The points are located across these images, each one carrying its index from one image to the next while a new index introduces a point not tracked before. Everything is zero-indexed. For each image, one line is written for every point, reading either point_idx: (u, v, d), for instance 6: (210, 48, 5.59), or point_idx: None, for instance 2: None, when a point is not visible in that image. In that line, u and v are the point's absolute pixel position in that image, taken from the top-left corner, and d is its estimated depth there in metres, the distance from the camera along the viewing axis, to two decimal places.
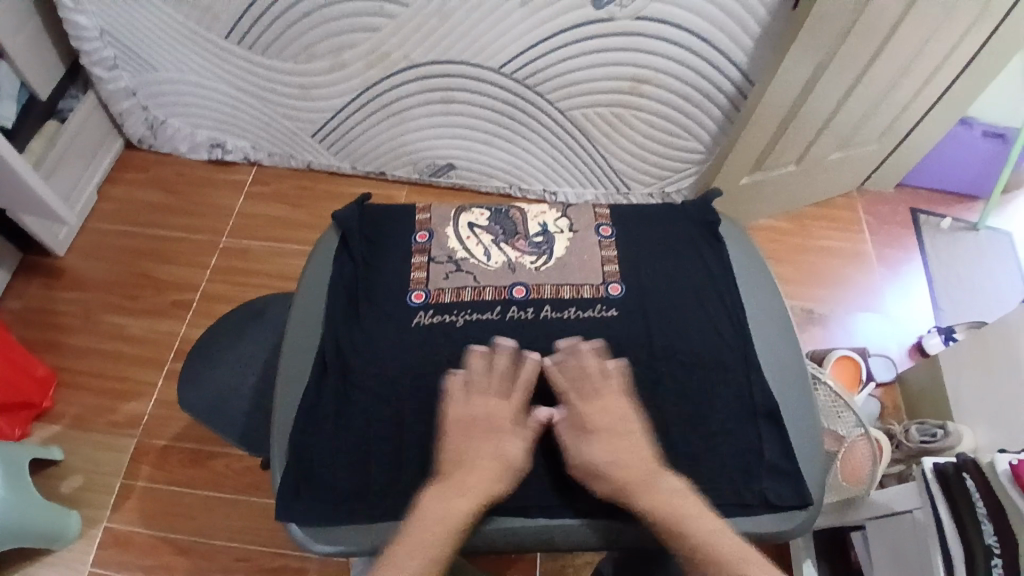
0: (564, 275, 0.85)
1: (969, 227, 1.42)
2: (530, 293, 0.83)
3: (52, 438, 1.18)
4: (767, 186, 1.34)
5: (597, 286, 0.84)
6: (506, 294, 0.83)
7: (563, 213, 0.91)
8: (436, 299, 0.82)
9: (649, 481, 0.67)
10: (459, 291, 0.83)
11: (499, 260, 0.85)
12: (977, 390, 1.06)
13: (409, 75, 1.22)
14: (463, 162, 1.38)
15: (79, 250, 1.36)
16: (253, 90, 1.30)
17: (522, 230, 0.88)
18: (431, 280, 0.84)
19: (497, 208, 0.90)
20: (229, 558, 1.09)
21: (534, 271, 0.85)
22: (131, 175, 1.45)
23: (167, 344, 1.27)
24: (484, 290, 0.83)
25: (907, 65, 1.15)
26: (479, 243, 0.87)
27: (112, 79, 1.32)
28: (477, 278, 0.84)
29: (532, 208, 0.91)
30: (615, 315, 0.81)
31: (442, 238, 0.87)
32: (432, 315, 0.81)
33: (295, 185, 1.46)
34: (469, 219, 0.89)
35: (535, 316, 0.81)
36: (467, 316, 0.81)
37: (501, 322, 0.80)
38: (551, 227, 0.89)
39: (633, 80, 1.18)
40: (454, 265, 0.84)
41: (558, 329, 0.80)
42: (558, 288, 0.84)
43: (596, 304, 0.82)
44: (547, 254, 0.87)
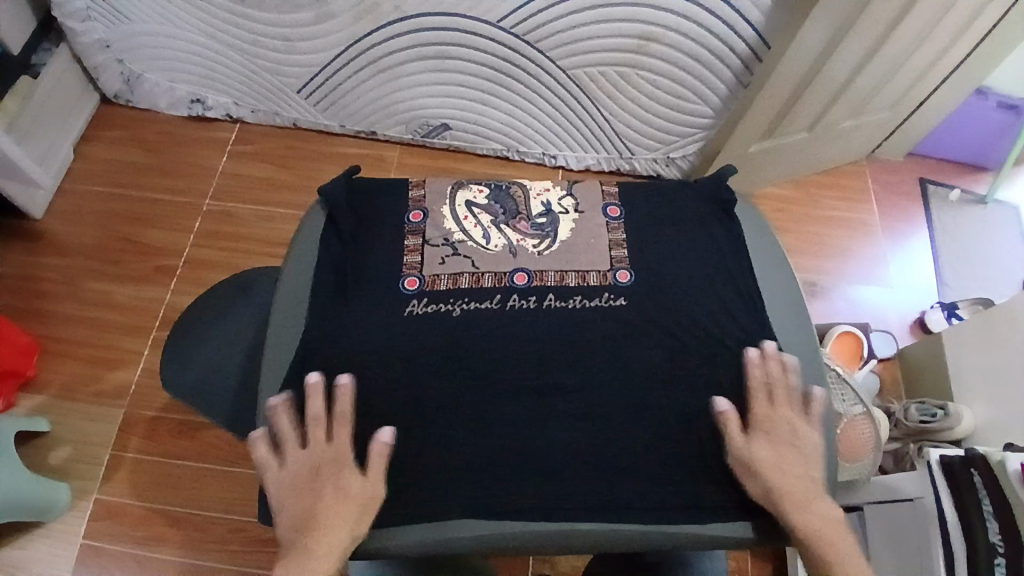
0: (568, 261, 0.81)
1: (977, 200, 1.39)
2: (533, 280, 0.78)
3: (37, 408, 1.15)
4: (776, 153, 1.29)
5: (604, 273, 0.80)
6: (507, 281, 0.78)
7: (567, 193, 0.87)
8: (431, 286, 0.77)
9: (807, 501, 0.68)
10: (457, 277, 0.78)
11: (499, 243, 0.81)
12: (979, 371, 1.04)
13: (402, 28, 1.14)
14: (458, 122, 1.32)
15: (56, 211, 1.30)
16: (235, 42, 1.22)
17: (524, 211, 0.84)
18: (426, 265, 0.79)
19: (497, 184, 0.87)
20: (224, 529, 1.08)
21: (536, 255, 0.81)
22: (108, 131, 1.37)
23: (152, 311, 1.23)
24: (483, 277, 0.78)
25: (929, 30, 1.09)
26: (478, 225, 0.83)
27: (87, 32, 1.23)
28: (475, 263, 0.80)
29: (534, 186, 0.87)
30: (625, 305, 0.77)
31: (438, 218, 0.83)
32: (426, 305, 0.76)
33: (281, 144, 1.39)
34: (467, 197, 0.85)
35: (538, 306, 0.76)
36: (465, 305, 0.76)
37: (502, 312, 0.76)
38: (554, 206, 0.85)
39: (641, 38, 1.12)
40: (451, 248, 0.80)
41: (564, 318, 0.76)
42: (562, 275, 0.79)
43: (603, 293, 0.78)
44: (550, 237, 0.83)
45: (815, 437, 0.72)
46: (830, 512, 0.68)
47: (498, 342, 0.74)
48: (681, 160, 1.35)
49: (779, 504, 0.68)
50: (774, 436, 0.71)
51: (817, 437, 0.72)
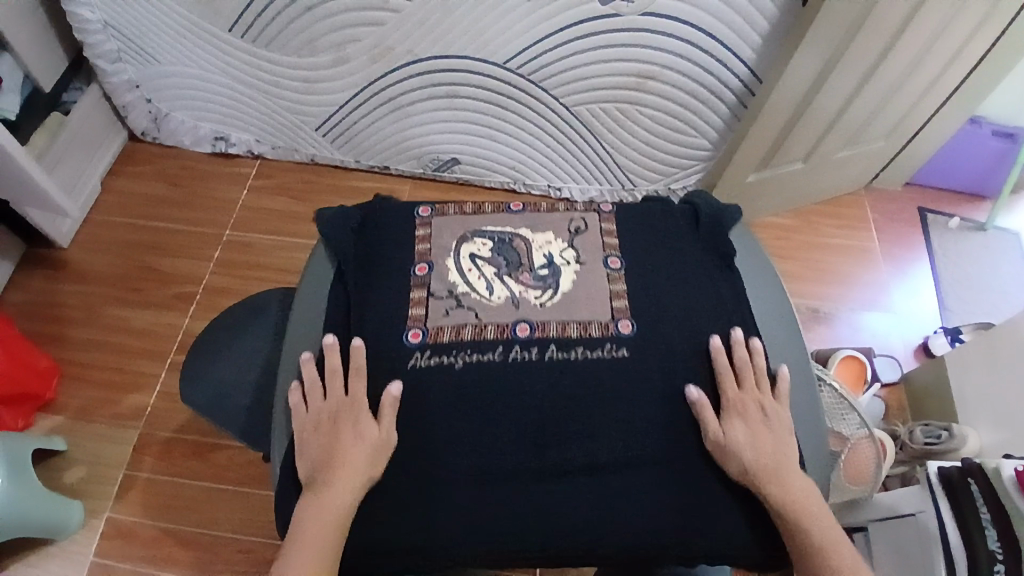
0: (570, 311, 0.75)
1: (977, 227, 1.41)
2: (535, 331, 0.72)
3: (55, 430, 1.18)
4: (775, 183, 1.32)
5: (606, 323, 0.73)
6: (509, 332, 0.72)
7: (570, 244, 0.81)
8: (434, 339, 0.72)
9: (783, 478, 0.67)
10: (460, 328, 0.73)
11: (502, 294, 0.75)
12: (982, 390, 1.05)
13: (412, 69, 1.21)
14: (467, 157, 1.37)
15: (83, 242, 1.36)
16: (256, 83, 1.29)
17: (526, 261, 0.78)
18: (429, 316, 0.74)
19: (500, 235, 0.81)
20: (231, 550, 1.10)
21: (538, 306, 0.75)
22: (134, 167, 1.45)
23: (170, 336, 1.27)
24: (486, 328, 0.73)
25: (915, 63, 1.13)
26: (481, 277, 0.77)
27: (117, 72, 1.32)
28: (479, 314, 0.74)
29: (537, 237, 0.81)
30: (627, 356, 0.71)
31: (443, 270, 0.77)
32: (429, 356, 0.71)
33: (298, 179, 1.45)
34: (471, 249, 0.79)
35: (539, 357, 0.71)
36: (468, 357, 0.71)
37: (505, 365, 0.70)
38: (557, 258, 0.79)
39: (639, 76, 1.17)
40: (454, 300, 0.75)
41: (564, 372, 0.70)
42: (564, 325, 0.73)
43: (606, 343, 0.72)
44: (552, 288, 0.76)
45: (783, 412, 0.71)
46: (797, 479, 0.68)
47: (503, 395, 0.68)
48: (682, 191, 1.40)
49: (764, 484, 0.67)
50: (750, 422, 0.69)
51: (784, 416, 0.71)
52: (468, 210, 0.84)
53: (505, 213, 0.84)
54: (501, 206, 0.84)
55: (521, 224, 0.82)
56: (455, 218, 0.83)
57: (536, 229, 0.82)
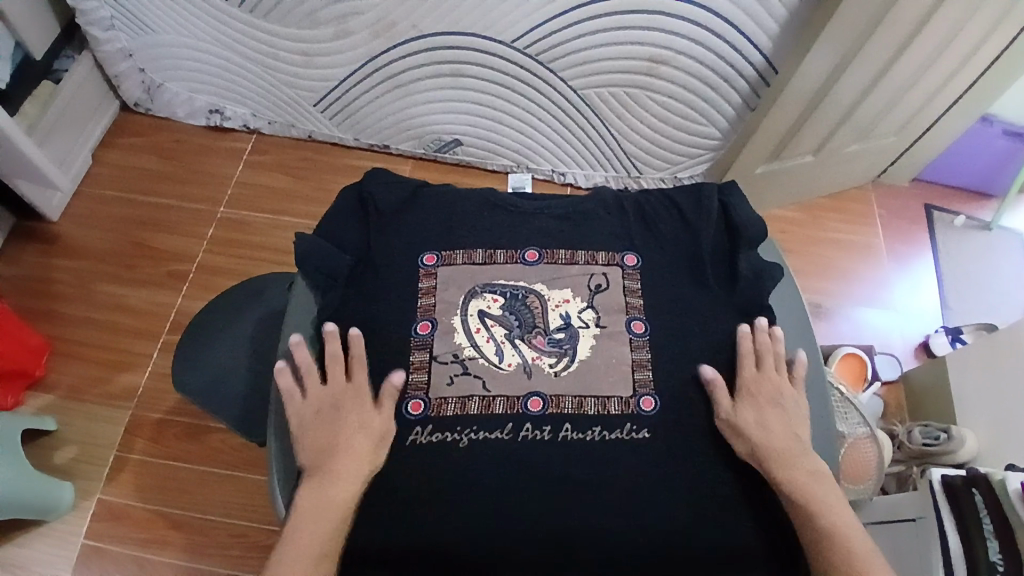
0: (587, 384, 0.72)
1: (982, 226, 1.40)
2: (548, 407, 0.71)
3: (46, 408, 1.16)
4: (784, 175, 1.30)
5: (627, 399, 0.72)
6: (520, 407, 0.71)
7: (589, 303, 0.77)
8: (436, 412, 0.71)
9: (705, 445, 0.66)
10: (465, 401, 0.71)
11: (513, 362, 0.73)
12: (982, 392, 1.05)
13: (417, 46, 1.17)
14: (470, 138, 1.34)
15: (74, 216, 1.32)
16: (254, 55, 1.25)
17: (541, 323, 0.76)
18: (432, 385, 0.72)
19: (513, 290, 0.77)
20: (225, 534, 1.09)
21: (552, 376, 0.73)
22: (127, 139, 1.41)
23: (164, 316, 1.24)
24: (495, 402, 0.71)
25: (933, 59, 1.11)
26: (491, 340, 0.74)
27: (109, 40, 1.27)
28: (487, 384, 0.72)
29: (553, 294, 0.77)
30: (649, 439, 0.70)
31: (448, 331, 0.74)
32: (431, 433, 0.70)
33: (296, 155, 1.41)
34: (480, 306, 0.76)
35: (552, 437, 0.69)
36: (473, 435, 0.69)
37: (513, 445, 0.69)
38: (574, 319, 0.76)
39: (650, 61, 1.14)
40: (461, 367, 0.73)
41: (577, 457, 0.69)
42: (580, 400, 0.71)
43: (626, 423, 0.70)
44: (568, 355, 0.74)
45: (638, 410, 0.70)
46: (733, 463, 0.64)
47: (515, 473, 0.68)
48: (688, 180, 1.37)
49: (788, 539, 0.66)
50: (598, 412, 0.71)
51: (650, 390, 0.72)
52: (477, 257, 0.79)
53: (519, 261, 0.79)
54: (514, 254, 0.79)
55: (536, 278, 0.78)
56: (463, 266, 0.78)
57: (552, 284, 0.78)
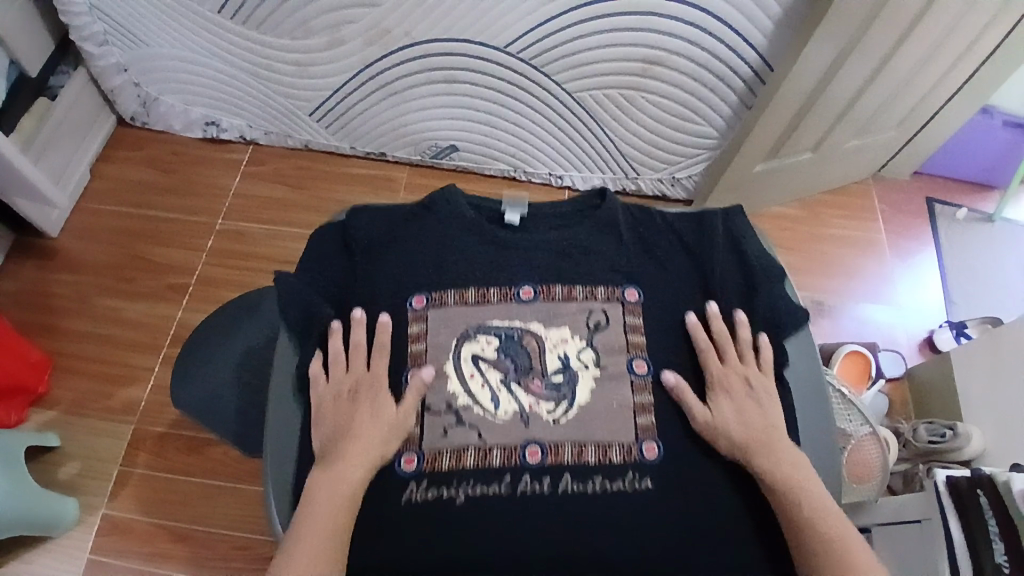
0: (586, 430, 0.73)
1: (985, 219, 1.38)
2: (547, 456, 0.71)
3: (49, 424, 1.17)
4: (783, 172, 1.29)
5: (630, 446, 0.72)
6: (518, 457, 0.71)
7: (588, 342, 0.77)
8: (430, 466, 0.71)
9: (769, 448, 0.70)
10: (461, 452, 0.72)
11: (509, 409, 0.73)
12: (987, 389, 1.04)
13: (409, 52, 1.17)
14: (466, 144, 1.34)
15: (73, 231, 1.33)
16: (248, 66, 1.25)
17: (538, 366, 0.76)
18: (426, 438, 0.73)
19: (507, 330, 0.77)
20: (228, 546, 1.09)
21: (550, 423, 0.73)
22: (124, 153, 1.41)
23: (164, 328, 1.25)
24: (492, 453, 0.71)
25: (929, 53, 1.10)
26: (485, 386, 0.74)
27: (104, 55, 1.28)
28: (482, 434, 0.72)
29: (550, 333, 0.77)
30: (651, 488, 0.70)
31: (441, 379, 0.75)
32: (426, 489, 0.70)
33: (292, 165, 1.41)
34: (473, 350, 0.76)
35: (551, 490, 0.70)
36: (470, 490, 0.70)
37: (511, 498, 0.69)
38: (573, 360, 0.76)
39: (644, 61, 1.13)
40: (455, 416, 0.73)
41: (579, 509, 0.69)
42: (580, 448, 0.72)
43: (628, 472, 0.71)
44: (567, 399, 0.74)
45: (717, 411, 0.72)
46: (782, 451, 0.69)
47: (511, 528, 0.68)
48: (686, 180, 1.36)
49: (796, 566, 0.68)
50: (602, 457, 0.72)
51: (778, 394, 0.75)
52: (468, 297, 0.78)
53: (513, 299, 0.78)
54: (509, 291, 0.79)
55: (532, 316, 0.78)
56: (456, 307, 0.78)
57: (550, 322, 0.77)
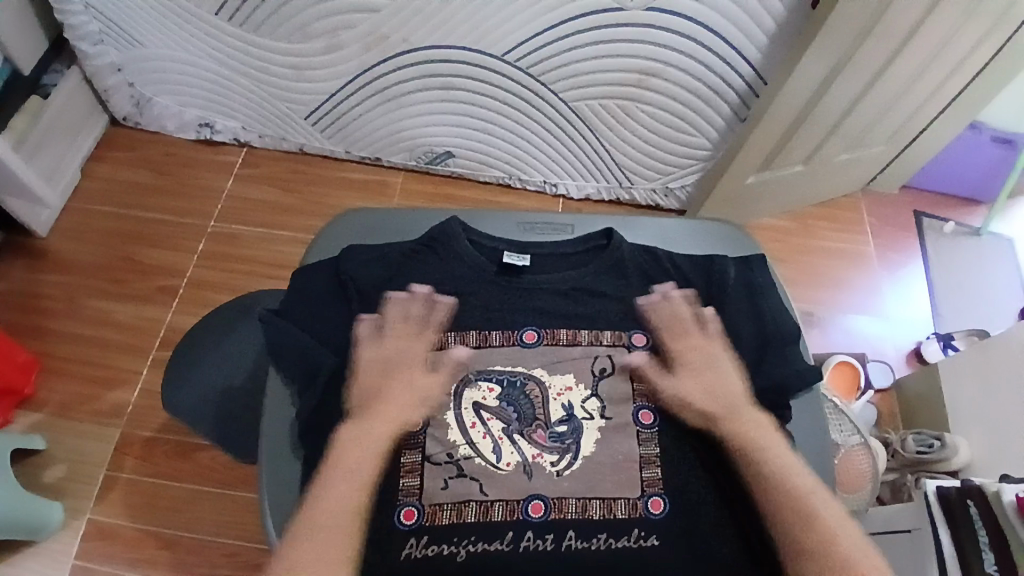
0: (592, 483, 0.72)
1: (972, 233, 1.41)
2: (551, 512, 0.71)
3: (35, 426, 1.15)
4: (775, 184, 1.30)
5: (635, 501, 0.72)
6: (520, 512, 0.70)
7: (592, 390, 0.77)
8: (430, 520, 0.70)
9: (733, 413, 0.76)
10: (461, 506, 0.70)
11: (511, 460, 0.73)
12: (975, 401, 1.05)
13: (407, 58, 1.17)
14: (461, 150, 1.34)
15: (63, 231, 1.31)
16: (244, 68, 1.24)
17: (542, 416, 0.76)
18: (426, 490, 0.71)
19: (510, 377, 0.77)
20: (216, 553, 1.08)
21: (554, 477, 0.72)
22: (116, 153, 1.40)
23: (154, 332, 1.23)
24: (493, 507, 0.70)
25: (920, 70, 1.12)
26: (488, 436, 0.74)
27: (99, 55, 1.27)
28: (484, 488, 0.71)
29: (554, 380, 0.77)
30: (658, 545, 0.70)
31: (442, 428, 0.74)
32: (426, 545, 0.69)
33: (286, 169, 1.41)
34: (475, 398, 0.76)
35: (555, 547, 0.69)
36: (471, 547, 0.69)
37: (512, 556, 0.68)
38: (577, 409, 0.76)
39: (640, 72, 1.14)
40: (456, 468, 0.72)
41: (582, 567, 0.68)
42: (584, 502, 0.71)
43: (633, 529, 0.70)
44: (571, 451, 0.74)
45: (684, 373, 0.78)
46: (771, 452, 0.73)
47: None
48: (679, 191, 1.37)
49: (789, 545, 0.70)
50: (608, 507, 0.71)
51: (739, 361, 0.79)
52: (470, 340, 0.78)
53: (516, 343, 0.78)
54: (511, 335, 0.78)
55: (536, 362, 0.77)
56: (456, 350, 0.77)
57: (553, 368, 0.77)
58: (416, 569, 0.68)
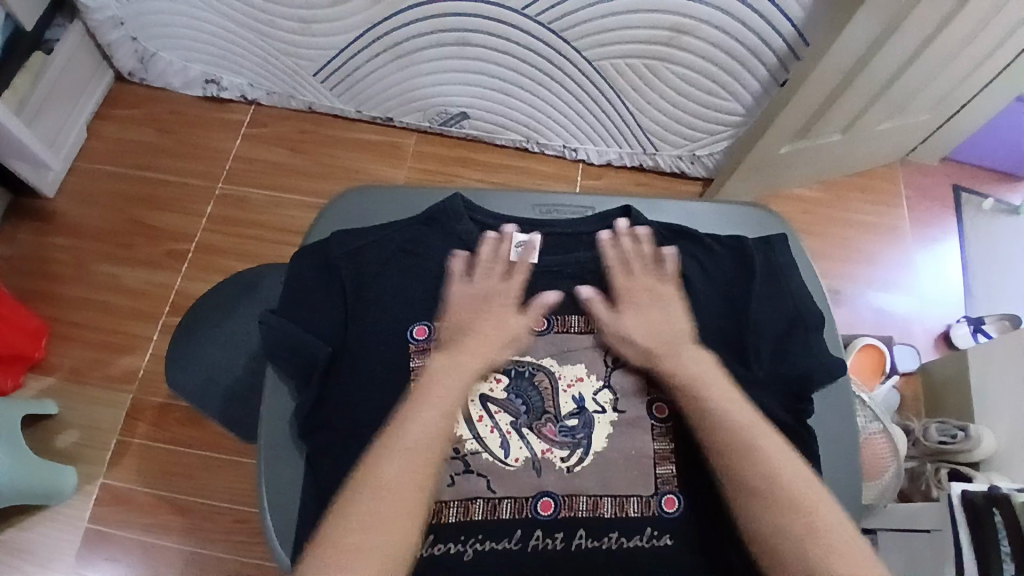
0: (604, 480, 0.70)
1: (1011, 209, 1.34)
2: (560, 510, 0.68)
3: (47, 392, 1.15)
4: (808, 154, 1.24)
5: (647, 499, 0.69)
6: (529, 510, 0.68)
7: (605, 382, 0.74)
8: (436, 518, 0.67)
9: (676, 352, 0.71)
10: (469, 504, 0.68)
11: (520, 456, 0.70)
12: (1006, 392, 1.01)
13: (421, 12, 1.10)
14: (478, 112, 1.28)
15: (69, 192, 1.28)
16: (250, 21, 1.18)
17: (552, 410, 0.73)
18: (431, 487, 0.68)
19: (519, 368, 0.74)
20: (229, 519, 1.08)
21: (564, 473, 0.70)
22: (121, 110, 1.35)
23: (163, 297, 1.22)
24: (501, 505, 0.68)
25: (975, 36, 1.03)
26: (496, 431, 0.71)
27: (99, 8, 1.21)
28: (492, 484, 0.69)
29: (564, 372, 0.74)
30: (670, 545, 0.68)
31: None
32: (432, 544, 0.67)
33: (294, 128, 1.36)
34: (482, 390, 0.72)
35: (564, 546, 0.67)
36: (478, 545, 0.67)
37: (522, 556, 0.67)
38: (588, 402, 0.73)
39: (672, 30, 1.07)
40: (463, 464, 0.69)
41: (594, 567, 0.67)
42: (595, 500, 0.69)
43: (646, 528, 0.68)
44: (582, 447, 0.71)
45: (650, 287, 0.76)
46: (709, 378, 0.68)
47: None
48: (705, 158, 1.31)
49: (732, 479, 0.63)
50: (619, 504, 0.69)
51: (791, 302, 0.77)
52: None
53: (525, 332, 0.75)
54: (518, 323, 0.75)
55: (545, 351, 0.75)
56: None
57: (564, 359, 0.74)
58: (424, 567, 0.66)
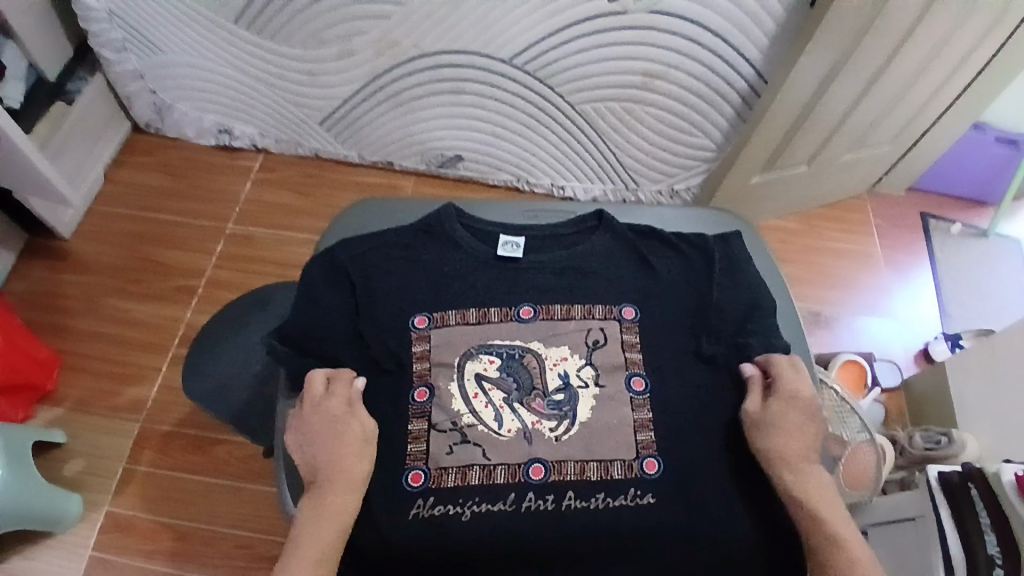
0: (591, 448, 0.74)
1: (979, 233, 1.41)
2: (551, 474, 0.72)
3: (55, 421, 1.18)
4: (779, 186, 1.32)
5: (630, 463, 0.73)
6: (521, 475, 0.72)
7: (587, 360, 0.78)
8: (436, 484, 0.72)
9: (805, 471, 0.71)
10: (465, 471, 0.72)
11: (513, 428, 0.75)
12: (980, 397, 1.06)
13: (418, 63, 1.20)
14: (471, 154, 1.37)
15: (84, 232, 1.35)
16: (260, 74, 1.28)
17: (541, 385, 0.77)
18: (432, 456, 0.73)
19: (509, 350, 0.78)
20: (230, 544, 1.09)
21: (553, 442, 0.74)
22: (136, 158, 1.44)
23: (171, 329, 1.27)
24: (496, 471, 0.72)
25: (921, 70, 1.13)
26: (489, 405, 0.75)
27: (121, 62, 1.31)
28: (487, 453, 0.73)
29: (550, 352, 0.78)
30: (654, 503, 0.71)
31: (445, 399, 0.75)
32: (432, 506, 0.71)
33: (299, 172, 1.44)
34: (476, 369, 0.77)
35: (555, 507, 0.71)
36: (474, 507, 0.71)
37: (515, 516, 0.70)
38: (574, 378, 0.77)
39: (645, 74, 1.17)
40: (460, 436, 0.74)
41: (582, 525, 0.70)
42: (583, 466, 0.73)
43: (630, 489, 0.72)
44: (569, 417, 0.75)
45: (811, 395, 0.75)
46: (835, 509, 0.69)
47: (517, 539, 0.70)
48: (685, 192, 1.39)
49: None
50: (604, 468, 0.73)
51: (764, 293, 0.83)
52: (470, 316, 0.79)
53: (513, 319, 0.80)
54: (508, 311, 0.80)
55: (532, 335, 0.79)
56: (457, 326, 0.79)
57: (550, 341, 0.79)
58: (425, 529, 0.70)
